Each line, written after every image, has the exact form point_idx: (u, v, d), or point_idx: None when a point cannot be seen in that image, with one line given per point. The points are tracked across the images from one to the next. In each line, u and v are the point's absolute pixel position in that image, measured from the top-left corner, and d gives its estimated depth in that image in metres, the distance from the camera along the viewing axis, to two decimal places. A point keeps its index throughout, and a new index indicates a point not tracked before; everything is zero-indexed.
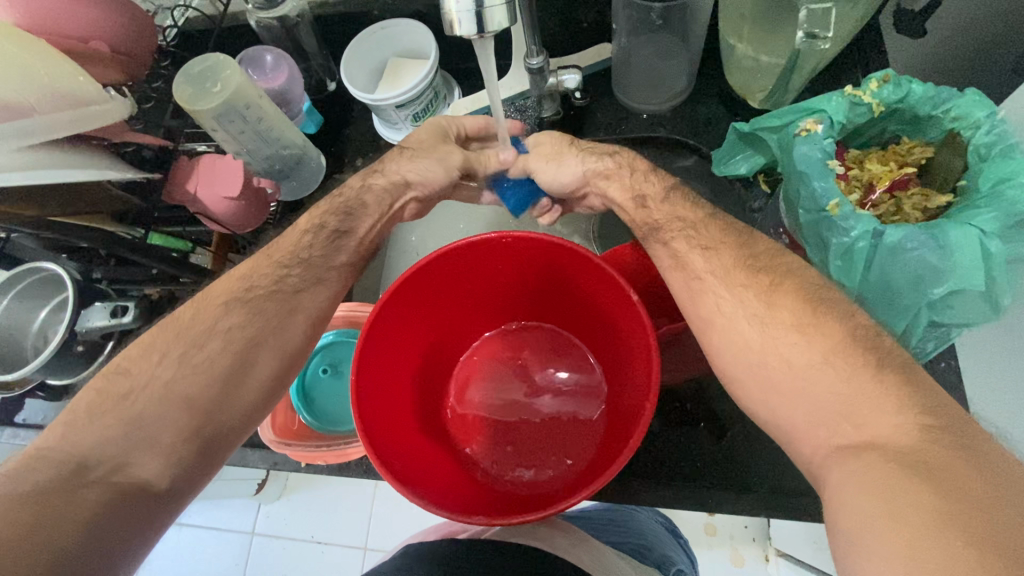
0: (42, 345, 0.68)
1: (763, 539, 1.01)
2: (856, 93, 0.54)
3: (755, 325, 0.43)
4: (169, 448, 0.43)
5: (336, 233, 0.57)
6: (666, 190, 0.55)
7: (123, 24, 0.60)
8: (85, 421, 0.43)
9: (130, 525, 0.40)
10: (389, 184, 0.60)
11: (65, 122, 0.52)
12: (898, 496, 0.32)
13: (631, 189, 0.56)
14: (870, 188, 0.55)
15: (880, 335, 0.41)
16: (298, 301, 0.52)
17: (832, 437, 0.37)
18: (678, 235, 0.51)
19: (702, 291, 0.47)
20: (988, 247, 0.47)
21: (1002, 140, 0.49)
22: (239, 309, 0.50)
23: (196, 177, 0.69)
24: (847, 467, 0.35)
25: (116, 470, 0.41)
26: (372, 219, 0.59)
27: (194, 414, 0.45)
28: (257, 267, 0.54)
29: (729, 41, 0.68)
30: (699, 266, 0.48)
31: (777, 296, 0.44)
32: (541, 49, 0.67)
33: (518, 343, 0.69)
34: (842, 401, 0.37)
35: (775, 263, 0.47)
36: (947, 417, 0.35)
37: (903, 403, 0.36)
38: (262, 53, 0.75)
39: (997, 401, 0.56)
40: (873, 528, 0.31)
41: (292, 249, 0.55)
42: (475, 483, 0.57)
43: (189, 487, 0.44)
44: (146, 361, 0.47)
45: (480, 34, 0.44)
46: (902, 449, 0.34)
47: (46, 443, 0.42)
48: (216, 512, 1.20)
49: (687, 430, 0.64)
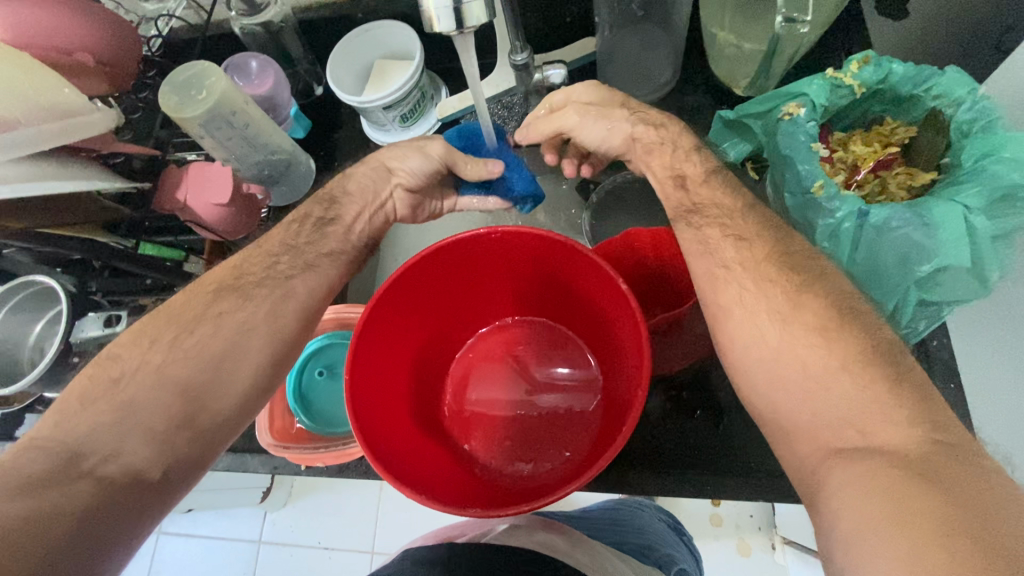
0: (38, 358, 0.67)
1: (769, 527, 1.02)
2: (837, 75, 0.54)
3: (774, 323, 0.43)
4: (163, 435, 0.44)
5: (320, 221, 0.58)
6: (706, 172, 0.55)
7: (108, 35, 0.60)
8: (77, 408, 0.44)
9: (122, 516, 0.40)
10: (370, 169, 0.61)
11: (53, 133, 0.53)
12: (907, 502, 0.32)
13: (672, 169, 0.56)
14: (855, 169, 0.56)
15: (902, 351, 0.41)
16: (290, 286, 0.53)
17: (832, 439, 0.38)
18: (712, 223, 0.51)
19: (726, 280, 0.47)
20: (973, 223, 0.47)
21: (983, 117, 0.49)
22: (230, 295, 0.51)
23: (184, 185, 0.68)
24: (850, 470, 0.36)
25: (108, 459, 0.42)
26: (356, 206, 0.59)
27: (182, 403, 0.45)
28: (248, 258, 0.55)
29: (712, 30, 0.68)
30: (729, 256, 0.48)
31: (772, 286, 0.45)
32: (526, 45, 0.67)
33: (512, 339, 0.69)
34: (858, 408, 0.38)
35: (772, 253, 0.47)
36: (956, 435, 0.36)
37: (917, 416, 0.37)
38: (247, 60, 0.75)
39: (994, 380, 0.56)
40: (881, 533, 0.32)
41: (280, 239, 0.56)
42: (474, 478, 0.57)
43: (188, 475, 0.45)
44: (137, 346, 0.48)
45: (459, 29, 0.44)
46: (908, 457, 0.35)
47: (40, 434, 0.42)
48: (223, 522, 1.20)
49: (683, 416, 0.65)
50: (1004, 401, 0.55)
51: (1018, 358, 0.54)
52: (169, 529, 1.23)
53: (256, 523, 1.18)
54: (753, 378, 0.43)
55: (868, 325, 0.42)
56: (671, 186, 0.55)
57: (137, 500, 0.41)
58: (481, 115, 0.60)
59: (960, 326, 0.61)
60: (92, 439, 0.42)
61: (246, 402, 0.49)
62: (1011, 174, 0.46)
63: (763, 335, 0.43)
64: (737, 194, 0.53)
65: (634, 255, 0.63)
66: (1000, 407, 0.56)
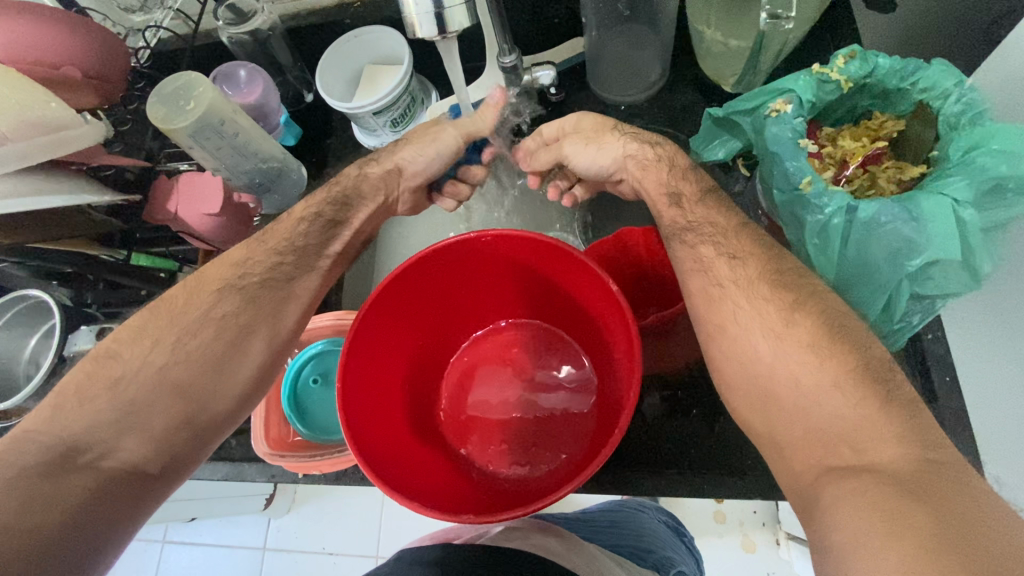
0: (35, 372, 0.67)
1: (773, 523, 1.01)
2: (822, 71, 0.54)
3: (767, 342, 0.43)
4: (159, 435, 0.45)
5: (331, 222, 0.57)
6: (702, 192, 0.54)
7: (95, 48, 0.60)
8: (73, 404, 0.44)
9: (111, 515, 0.41)
10: (384, 171, 0.60)
11: (40, 147, 0.52)
12: (895, 516, 0.32)
13: (666, 185, 0.55)
14: (844, 164, 0.56)
15: (892, 368, 0.41)
16: (288, 291, 0.53)
17: (826, 457, 0.38)
18: (705, 241, 0.50)
19: (721, 298, 0.47)
20: (962, 216, 0.47)
21: (970, 109, 0.49)
22: (229, 295, 0.51)
23: (176, 197, 0.69)
24: (840, 487, 0.36)
25: (104, 455, 0.42)
26: (365, 209, 0.60)
27: (183, 402, 0.46)
28: (251, 254, 0.54)
29: (698, 27, 0.68)
30: (723, 274, 0.48)
31: (766, 304, 0.45)
32: (514, 47, 0.66)
33: (506, 343, 0.69)
34: (848, 425, 0.38)
35: (763, 270, 0.47)
36: (946, 453, 0.36)
37: (906, 434, 0.37)
38: (235, 69, 0.75)
39: (994, 377, 0.56)
40: (871, 545, 0.32)
41: (287, 237, 0.55)
42: (470, 483, 0.57)
43: (177, 472, 0.46)
44: (135, 345, 0.48)
45: (441, 34, 0.44)
46: (899, 474, 0.35)
47: (34, 426, 0.43)
48: (227, 529, 1.20)
49: (679, 416, 0.65)
50: (1001, 396, 0.55)
51: (1011, 353, 0.54)
52: (174, 538, 1.23)
53: (261, 530, 1.18)
54: (746, 390, 0.44)
55: (855, 337, 0.42)
56: (665, 203, 0.55)
57: (128, 499, 0.42)
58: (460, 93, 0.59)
59: (954, 319, 0.61)
60: (86, 446, 0.42)
61: (240, 404, 0.50)
62: (1000, 166, 0.46)
63: (758, 359, 0.43)
64: (730, 212, 0.53)
65: (626, 255, 0.63)
66: (996, 403, 0.56)
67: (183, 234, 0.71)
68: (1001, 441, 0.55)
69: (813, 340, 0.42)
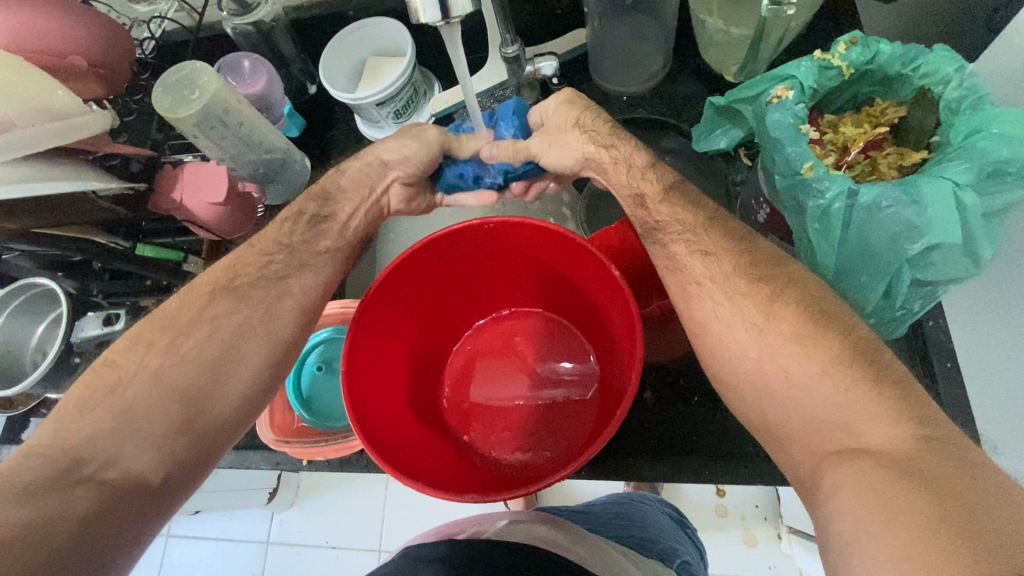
0: (42, 360, 0.68)
1: (775, 518, 1.02)
2: (824, 57, 0.54)
3: (755, 332, 0.44)
4: (160, 441, 0.44)
5: (316, 219, 0.58)
6: (663, 190, 0.54)
7: (99, 37, 0.60)
8: (75, 416, 0.44)
9: (122, 525, 0.41)
10: (365, 164, 0.60)
11: (44, 134, 0.53)
12: (896, 503, 0.32)
13: (629, 188, 0.55)
14: (846, 150, 0.56)
15: (881, 347, 0.41)
16: (284, 286, 0.53)
17: (827, 443, 0.38)
18: (677, 239, 0.51)
19: (706, 294, 0.47)
20: (963, 200, 0.47)
21: (972, 94, 0.50)
22: (225, 294, 0.52)
23: (181, 185, 0.69)
24: (840, 472, 0.36)
25: (107, 466, 0.42)
26: (353, 203, 0.60)
27: (182, 406, 0.46)
28: (241, 258, 0.55)
29: (701, 17, 0.68)
30: (698, 271, 0.48)
31: (755, 295, 0.45)
32: (517, 36, 0.66)
33: (510, 332, 0.69)
34: (843, 410, 0.38)
35: (755, 261, 0.47)
36: (945, 429, 0.36)
37: (901, 412, 0.37)
38: (239, 60, 0.75)
39: (997, 359, 0.56)
40: (872, 532, 0.32)
41: (274, 237, 0.56)
42: (472, 468, 0.57)
43: (183, 484, 0.45)
44: (134, 352, 0.48)
45: (445, 19, 0.44)
46: (898, 456, 0.35)
47: (40, 441, 0.43)
48: (229, 523, 1.21)
49: (680, 404, 0.65)
50: (1003, 379, 0.55)
51: (1016, 337, 0.54)
52: (178, 531, 1.23)
53: (264, 524, 1.19)
54: (744, 381, 0.44)
55: (845, 322, 0.42)
56: (629, 206, 0.55)
57: (135, 507, 0.42)
58: (471, 106, 0.60)
59: (954, 303, 0.61)
60: (95, 447, 0.43)
61: (246, 401, 0.49)
62: (1001, 149, 0.46)
63: (750, 348, 0.44)
64: (698, 206, 0.52)
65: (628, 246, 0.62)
66: (997, 387, 0.56)
67: (188, 225, 0.72)
68: (1004, 424, 0.55)
69: (811, 329, 0.42)
